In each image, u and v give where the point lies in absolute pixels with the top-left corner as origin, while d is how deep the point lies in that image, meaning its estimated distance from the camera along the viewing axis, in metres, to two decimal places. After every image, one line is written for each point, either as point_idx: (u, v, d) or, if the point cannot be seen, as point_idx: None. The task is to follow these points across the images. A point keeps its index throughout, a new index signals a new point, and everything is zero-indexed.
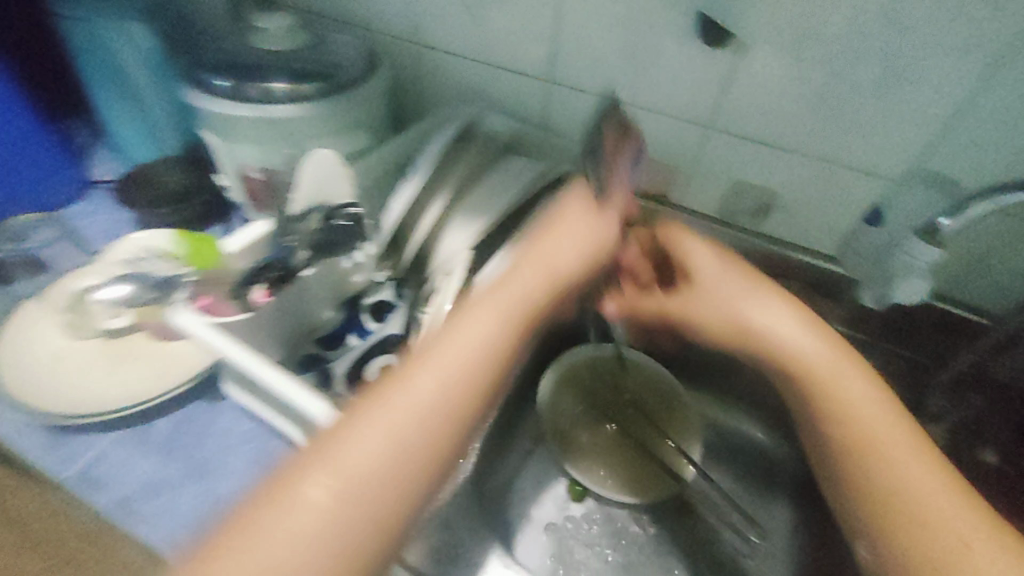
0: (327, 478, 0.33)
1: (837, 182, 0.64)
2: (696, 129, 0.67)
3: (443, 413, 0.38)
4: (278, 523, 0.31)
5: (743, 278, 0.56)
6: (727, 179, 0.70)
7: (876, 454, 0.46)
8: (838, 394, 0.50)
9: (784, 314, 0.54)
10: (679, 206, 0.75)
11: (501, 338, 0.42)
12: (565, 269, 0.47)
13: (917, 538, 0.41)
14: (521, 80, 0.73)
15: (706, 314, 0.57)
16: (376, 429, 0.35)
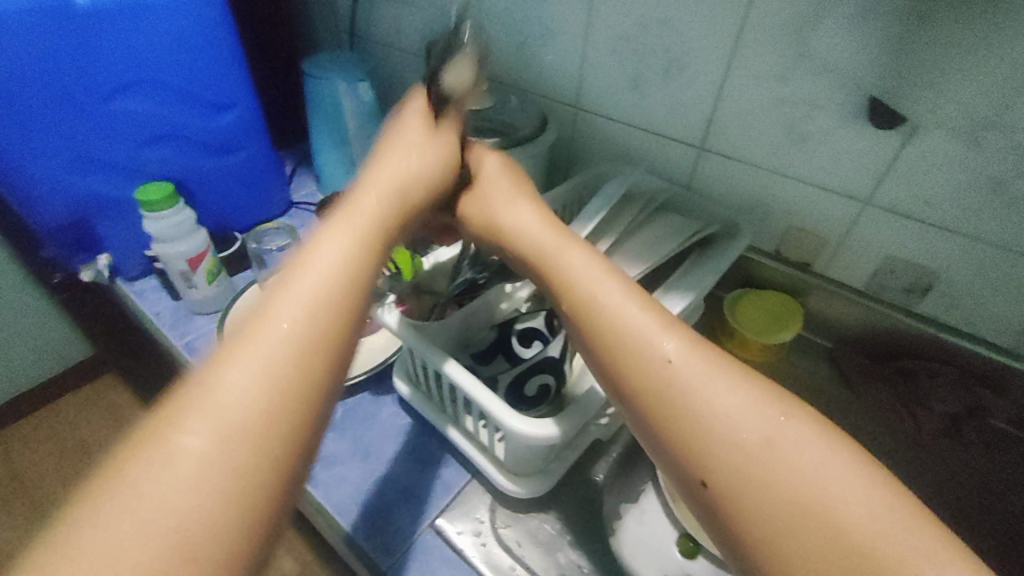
0: (203, 424, 0.33)
1: (1012, 268, 0.62)
2: (851, 203, 0.69)
3: (302, 346, 0.38)
4: (179, 453, 0.32)
5: (646, 313, 0.44)
6: (880, 254, 0.70)
7: (728, 425, 0.37)
8: (705, 400, 0.38)
9: (713, 378, 0.39)
10: (825, 275, 0.77)
11: (348, 275, 0.42)
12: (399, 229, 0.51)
13: (768, 488, 0.34)
14: (672, 145, 0.80)
15: (615, 350, 0.43)
16: (249, 353, 0.36)
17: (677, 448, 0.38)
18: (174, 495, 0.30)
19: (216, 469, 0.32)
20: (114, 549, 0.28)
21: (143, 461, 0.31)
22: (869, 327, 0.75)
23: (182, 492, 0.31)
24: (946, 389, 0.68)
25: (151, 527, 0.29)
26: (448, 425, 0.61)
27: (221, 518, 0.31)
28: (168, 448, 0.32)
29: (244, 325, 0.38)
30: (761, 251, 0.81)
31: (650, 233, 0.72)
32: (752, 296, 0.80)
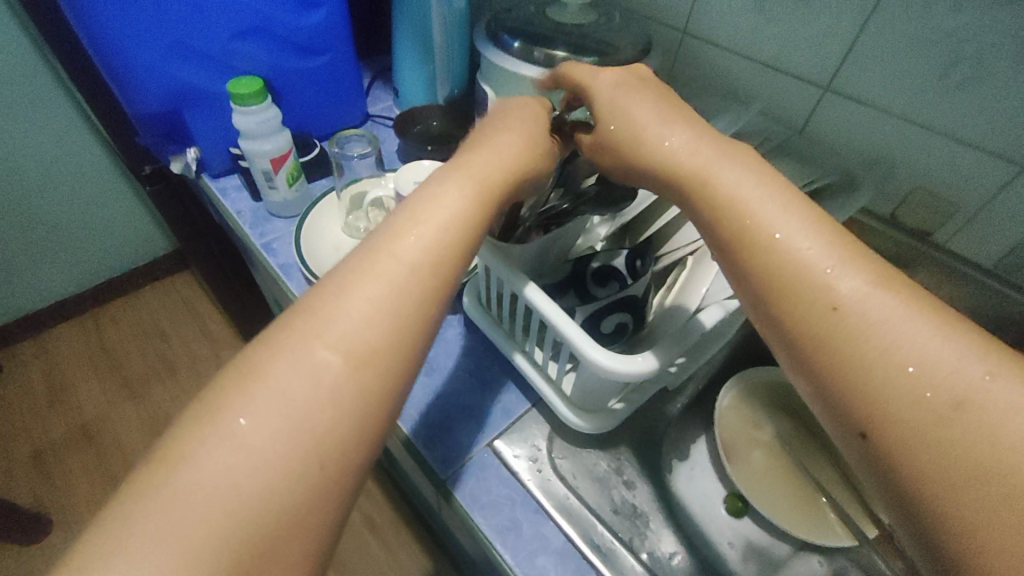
0: (336, 342, 0.36)
1: None
2: (999, 166, 0.59)
3: (416, 283, 0.39)
4: (300, 366, 0.35)
5: (803, 214, 0.39)
6: (1023, 230, 0.61)
7: (896, 345, 0.33)
8: (878, 337, 0.33)
9: (878, 293, 0.35)
10: (945, 248, 0.69)
11: (456, 225, 0.43)
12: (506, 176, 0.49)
13: (932, 437, 0.30)
14: (791, 83, 0.71)
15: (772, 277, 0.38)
16: (369, 281, 0.38)
17: (827, 369, 0.34)
18: (302, 406, 0.34)
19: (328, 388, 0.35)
20: (252, 440, 0.32)
21: (276, 372, 0.35)
22: (988, 311, 0.67)
23: (301, 400, 0.34)
24: None
25: (278, 429, 0.33)
26: (517, 351, 0.60)
27: (329, 438, 0.33)
28: (300, 360, 0.35)
29: (360, 256, 0.40)
30: (874, 214, 0.73)
31: None
32: None
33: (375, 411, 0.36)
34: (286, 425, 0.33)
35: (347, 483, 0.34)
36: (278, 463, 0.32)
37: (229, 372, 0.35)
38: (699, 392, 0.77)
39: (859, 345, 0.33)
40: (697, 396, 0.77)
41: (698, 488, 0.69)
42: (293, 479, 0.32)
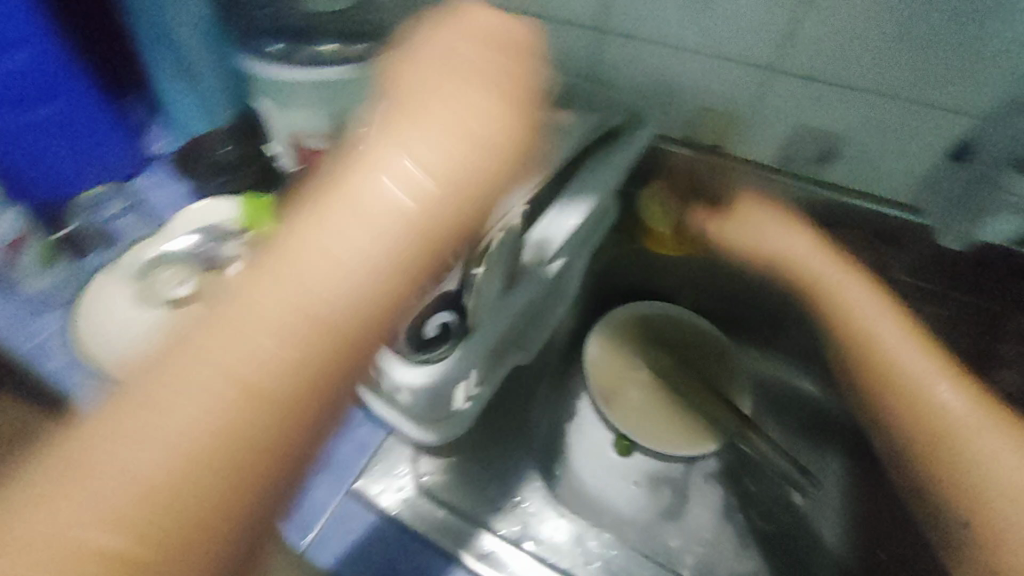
0: (237, 368, 0.29)
1: (920, 120, 0.61)
2: (758, 72, 0.64)
3: (383, 291, 0.32)
4: (172, 400, 0.28)
5: None
6: (790, 125, 0.67)
7: None
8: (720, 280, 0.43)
9: None
10: (735, 154, 0.73)
11: (440, 202, 0.33)
12: (512, 138, 0.36)
13: None
14: (560, 31, 0.69)
15: None
16: (277, 283, 0.31)
17: None
18: (195, 429, 0.28)
19: (203, 433, 0.28)
20: (120, 478, 0.27)
21: (156, 390, 0.28)
22: (781, 203, 0.72)
23: (172, 441, 0.27)
24: (855, 250, 0.70)
25: (159, 457, 0.27)
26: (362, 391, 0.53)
27: (222, 463, 0.28)
28: (181, 410, 0.28)
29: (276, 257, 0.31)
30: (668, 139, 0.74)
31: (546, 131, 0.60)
32: (661, 190, 0.75)
33: (260, 471, 0.29)
34: (172, 449, 0.27)
35: (242, 535, 0.28)
36: (175, 497, 0.27)
37: (61, 447, 0.27)
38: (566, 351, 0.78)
39: None
40: (565, 355, 0.78)
41: (587, 437, 0.73)
42: (155, 545, 0.26)
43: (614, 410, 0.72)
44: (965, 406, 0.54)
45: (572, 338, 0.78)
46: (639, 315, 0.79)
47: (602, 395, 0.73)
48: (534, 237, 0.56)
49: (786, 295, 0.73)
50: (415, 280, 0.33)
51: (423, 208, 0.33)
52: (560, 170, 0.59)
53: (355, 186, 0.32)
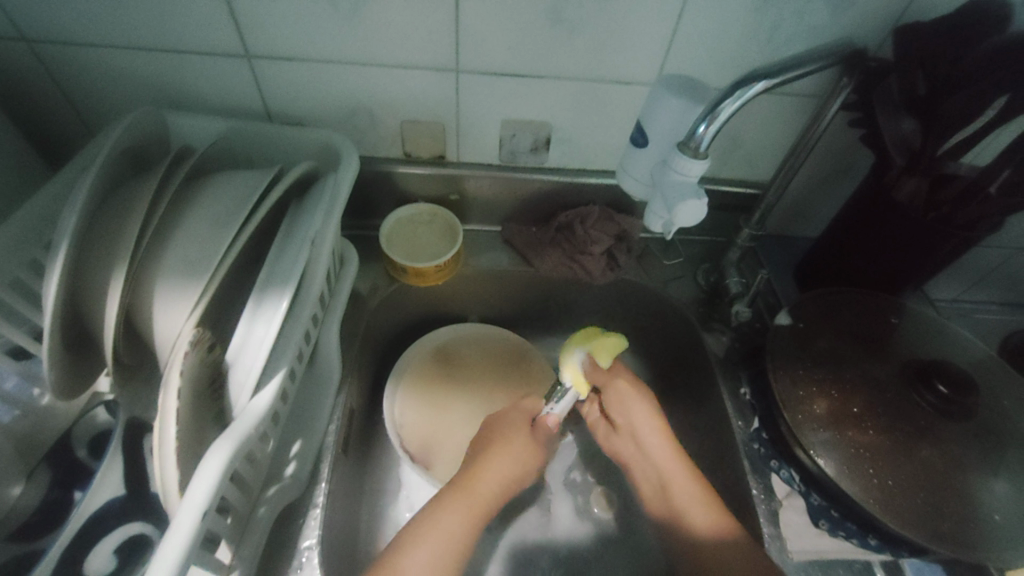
0: None
1: (602, 97, 0.60)
2: (442, 75, 0.58)
3: (475, 516, 0.52)
4: (414, 557, 0.47)
5: (509, 459, 0.56)
6: (496, 122, 0.63)
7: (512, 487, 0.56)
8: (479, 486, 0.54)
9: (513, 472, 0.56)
10: (463, 161, 0.68)
11: (459, 523, 0.50)
12: (521, 470, 0.57)
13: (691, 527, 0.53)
14: (211, 62, 0.55)
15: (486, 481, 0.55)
16: (420, 549, 0.47)
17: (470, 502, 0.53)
18: None
19: (440, 560, 0.47)
20: None
21: None
22: (521, 198, 0.71)
23: None
24: (598, 229, 0.69)
25: None
26: None
27: None
28: (441, 527, 0.49)
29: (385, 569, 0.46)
30: (392, 160, 0.67)
31: (203, 202, 0.44)
32: (408, 220, 0.69)
33: None
34: None
35: None
36: None
37: None
38: (364, 423, 0.67)
39: (479, 491, 0.53)
40: (364, 428, 0.67)
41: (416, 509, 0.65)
42: None
43: (434, 469, 0.65)
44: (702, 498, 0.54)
45: (366, 402, 0.68)
46: (433, 348, 0.74)
47: (414, 454, 0.65)
48: (228, 357, 0.41)
49: (554, 284, 0.73)
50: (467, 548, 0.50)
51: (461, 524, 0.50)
52: (245, 252, 0.45)
53: (458, 499, 0.52)
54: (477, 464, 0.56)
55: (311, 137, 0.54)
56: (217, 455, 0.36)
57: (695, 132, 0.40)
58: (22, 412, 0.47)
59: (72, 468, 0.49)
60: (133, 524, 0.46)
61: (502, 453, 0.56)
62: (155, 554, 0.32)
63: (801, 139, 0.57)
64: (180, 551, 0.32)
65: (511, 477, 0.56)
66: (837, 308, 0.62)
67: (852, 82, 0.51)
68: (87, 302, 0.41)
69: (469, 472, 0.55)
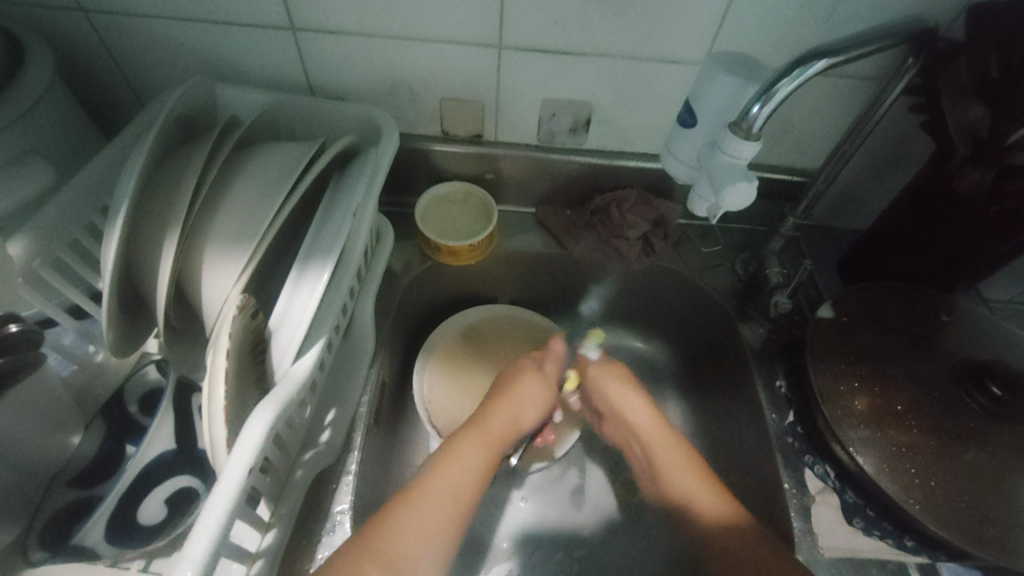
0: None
1: (646, 77, 0.58)
2: (485, 51, 0.57)
3: (482, 447, 0.55)
4: (435, 485, 0.50)
5: (517, 401, 0.59)
6: (537, 101, 0.62)
7: (521, 417, 0.59)
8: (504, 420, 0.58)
9: (515, 399, 0.59)
10: (501, 140, 0.67)
11: (470, 457, 0.53)
12: (529, 412, 0.60)
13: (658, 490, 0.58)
14: (258, 34, 0.56)
15: (497, 415, 0.58)
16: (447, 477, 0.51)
17: (499, 436, 0.56)
18: None
19: (469, 479, 0.52)
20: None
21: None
22: (558, 179, 0.70)
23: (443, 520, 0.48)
24: (635, 213, 0.68)
25: None
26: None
27: None
28: (466, 459, 0.53)
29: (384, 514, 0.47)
30: (430, 138, 0.67)
31: (249, 172, 0.45)
32: (445, 198, 0.70)
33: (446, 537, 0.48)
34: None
35: None
36: None
37: None
38: (394, 397, 0.68)
39: (501, 425, 0.57)
40: (394, 402, 0.68)
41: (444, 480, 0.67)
42: None
43: None
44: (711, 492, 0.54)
45: (397, 376, 0.69)
46: (463, 327, 0.75)
47: (442, 428, 0.66)
48: (271, 325, 0.42)
49: (587, 268, 0.73)
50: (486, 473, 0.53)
51: (481, 466, 0.53)
52: (288, 223, 0.46)
53: (488, 424, 0.57)
54: (492, 406, 0.59)
55: (352, 111, 0.55)
56: (262, 417, 0.37)
57: (749, 112, 0.39)
58: (78, 367, 0.50)
59: (122, 424, 0.51)
60: (182, 476, 0.48)
61: (523, 391, 0.60)
62: (203, 509, 0.33)
63: (856, 124, 0.54)
64: (227, 506, 0.33)
65: (505, 429, 0.57)
66: (884, 304, 0.59)
67: (918, 64, 0.48)
68: (140, 265, 0.43)
69: (487, 412, 0.58)
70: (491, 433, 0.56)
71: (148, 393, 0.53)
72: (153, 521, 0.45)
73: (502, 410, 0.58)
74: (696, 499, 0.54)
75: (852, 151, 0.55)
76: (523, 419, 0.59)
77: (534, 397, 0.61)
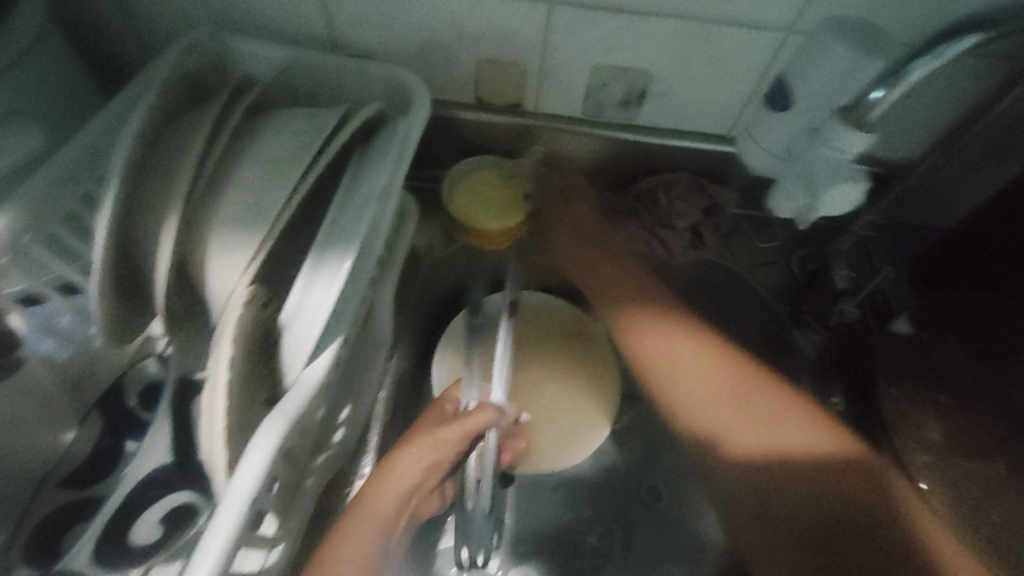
0: None
1: (717, 46, 0.50)
2: (533, 8, 0.49)
3: (375, 520, 0.44)
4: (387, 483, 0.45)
5: (407, 456, 0.46)
6: (587, 69, 0.54)
7: (405, 474, 0.46)
8: (393, 481, 0.46)
9: (400, 454, 0.47)
10: (541, 111, 0.60)
11: (350, 546, 0.42)
12: (426, 467, 0.46)
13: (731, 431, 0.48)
14: None
15: (389, 481, 0.45)
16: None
17: (383, 511, 0.44)
18: None
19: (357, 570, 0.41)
20: None
21: None
22: (601, 157, 0.63)
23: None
24: (684, 200, 0.61)
25: None
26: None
27: None
28: (349, 546, 0.42)
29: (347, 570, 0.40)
30: (462, 105, 0.60)
31: (261, 143, 0.39)
32: (474, 173, 0.63)
33: None
34: None
35: None
36: None
37: None
38: (412, 388, 0.64)
39: (392, 496, 0.45)
40: (412, 393, 0.64)
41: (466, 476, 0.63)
42: None
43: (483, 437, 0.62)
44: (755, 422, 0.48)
45: (416, 365, 0.65)
46: (491, 313, 0.69)
47: None
48: (283, 321, 0.37)
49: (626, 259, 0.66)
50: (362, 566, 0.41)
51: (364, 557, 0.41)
52: (304, 205, 0.41)
53: (377, 484, 0.45)
54: (380, 471, 0.46)
55: (378, 74, 0.48)
56: (267, 436, 0.32)
57: (870, 95, 0.31)
58: (75, 351, 0.46)
59: (122, 412, 0.48)
60: (178, 492, 0.45)
61: (415, 444, 0.47)
62: (198, 543, 0.29)
63: None
64: (226, 541, 0.29)
65: (400, 497, 0.45)
66: (966, 320, 0.53)
67: None
68: (138, 247, 0.38)
69: (368, 485, 0.45)
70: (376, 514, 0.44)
71: (150, 383, 0.49)
72: (146, 537, 0.43)
73: (393, 483, 0.45)
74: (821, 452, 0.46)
75: None
76: (414, 480, 0.46)
77: (420, 451, 0.46)
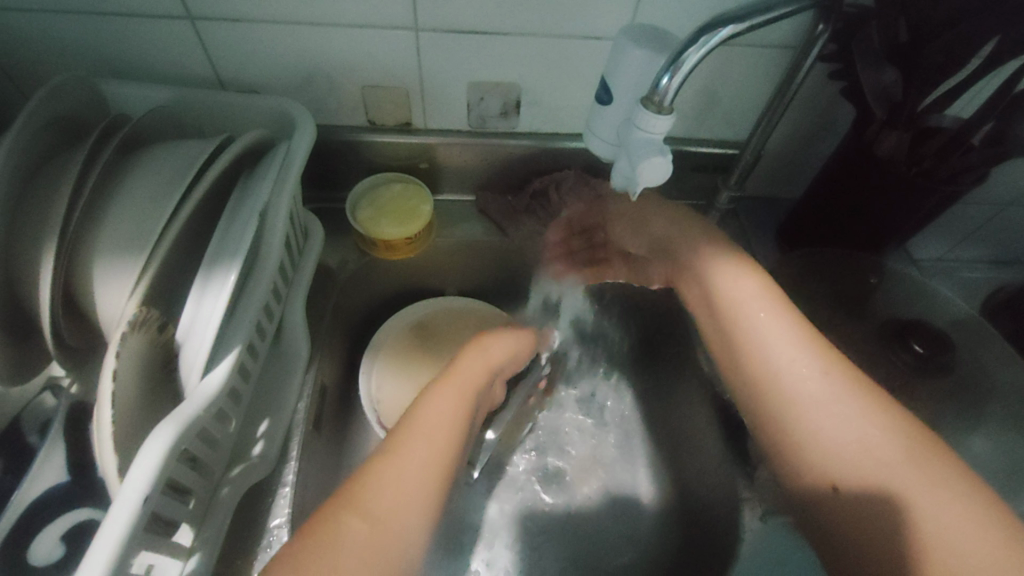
0: (366, 518, 0.39)
1: (570, 55, 0.57)
2: (401, 34, 0.54)
3: (455, 404, 0.49)
4: (425, 415, 0.47)
5: (481, 348, 0.55)
6: (462, 85, 0.60)
7: (486, 364, 0.54)
8: (481, 365, 0.54)
9: (482, 344, 0.56)
10: (430, 127, 0.65)
11: (438, 412, 0.47)
12: (497, 360, 0.56)
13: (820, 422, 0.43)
14: (152, 24, 0.52)
15: (477, 363, 0.53)
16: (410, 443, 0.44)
17: (465, 390, 0.50)
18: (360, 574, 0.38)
19: (438, 433, 0.46)
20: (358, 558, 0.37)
21: (343, 525, 0.39)
22: (495, 164, 0.69)
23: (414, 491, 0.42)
24: (572, 196, 0.66)
25: None
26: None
27: None
28: (428, 412, 0.47)
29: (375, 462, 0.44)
30: (357, 128, 0.64)
31: (138, 174, 0.41)
32: (377, 187, 0.66)
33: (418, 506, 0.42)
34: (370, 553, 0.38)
35: None
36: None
37: None
38: (339, 401, 0.66)
39: (472, 377, 0.52)
40: (339, 406, 0.66)
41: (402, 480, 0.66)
42: None
43: None
44: (847, 406, 0.43)
45: (341, 379, 0.67)
46: (415, 321, 0.73)
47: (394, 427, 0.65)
48: (179, 338, 0.40)
49: (530, 255, 0.71)
50: (452, 436, 0.47)
51: (451, 423, 0.47)
52: (191, 228, 0.44)
53: (466, 369, 0.52)
54: (463, 353, 0.54)
55: (262, 104, 0.52)
56: (159, 441, 0.34)
57: (659, 83, 0.38)
58: None
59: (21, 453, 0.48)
60: (79, 510, 0.45)
61: (489, 339, 0.57)
62: (88, 550, 0.31)
63: (779, 90, 0.54)
64: (117, 540, 0.31)
65: (481, 375, 0.53)
66: (817, 271, 0.60)
67: (829, 29, 0.48)
68: (20, 282, 0.39)
69: (460, 356, 0.53)
70: (462, 379, 0.51)
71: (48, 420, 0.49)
72: (50, 559, 0.43)
73: (467, 364, 0.53)
74: (856, 446, 0.41)
75: (775, 118, 0.55)
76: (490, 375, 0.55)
77: (494, 348, 0.56)
